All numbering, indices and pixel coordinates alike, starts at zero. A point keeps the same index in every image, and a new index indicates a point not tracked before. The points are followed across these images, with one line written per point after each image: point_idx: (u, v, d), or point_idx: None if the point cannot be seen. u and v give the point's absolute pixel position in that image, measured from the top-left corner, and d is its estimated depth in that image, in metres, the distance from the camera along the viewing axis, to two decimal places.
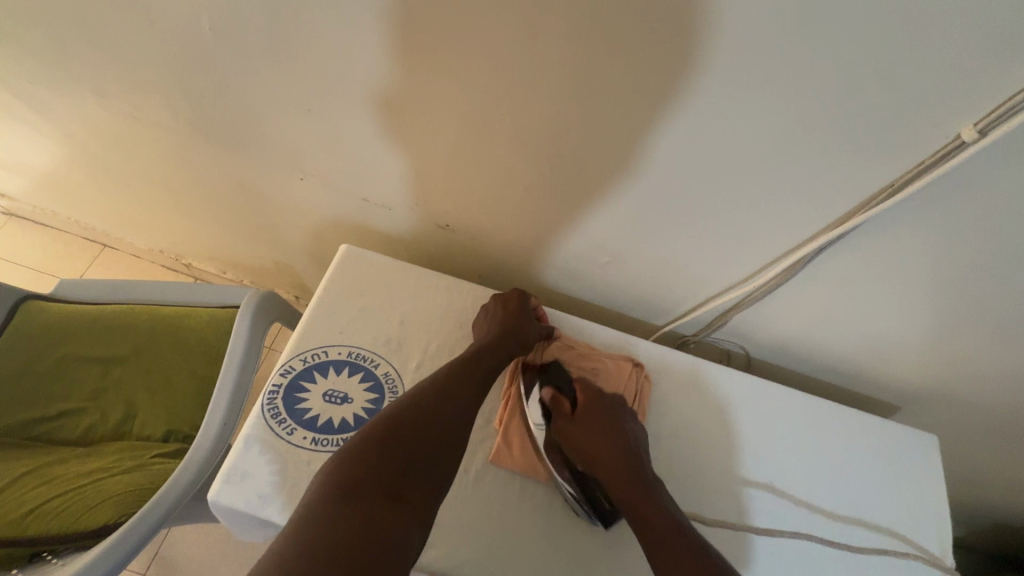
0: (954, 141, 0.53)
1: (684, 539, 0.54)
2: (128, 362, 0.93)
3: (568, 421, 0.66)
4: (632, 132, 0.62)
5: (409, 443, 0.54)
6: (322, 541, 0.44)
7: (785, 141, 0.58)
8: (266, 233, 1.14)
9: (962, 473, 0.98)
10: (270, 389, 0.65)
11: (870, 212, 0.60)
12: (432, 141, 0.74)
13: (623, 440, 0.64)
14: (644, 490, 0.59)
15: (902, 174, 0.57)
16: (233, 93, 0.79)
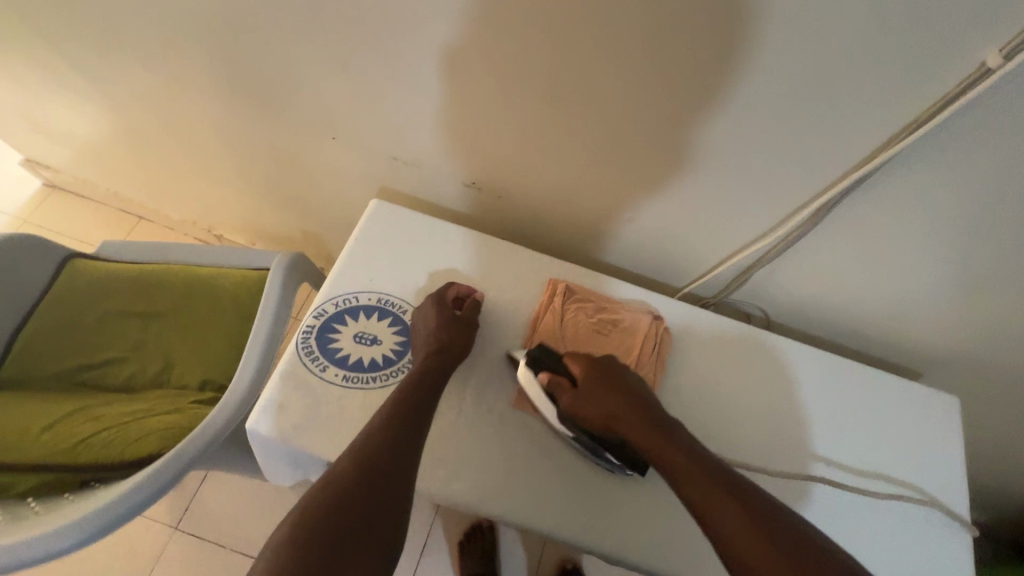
0: (977, 69, 0.51)
1: (714, 476, 0.53)
2: (167, 317, 0.99)
3: (569, 395, 0.63)
4: (650, 73, 0.61)
5: (375, 460, 0.54)
6: None
7: (807, 85, 0.56)
8: (296, 199, 1.17)
9: (991, 443, 0.96)
10: (304, 329, 0.69)
11: (895, 149, 0.58)
12: (457, 95, 0.75)
13: (631, 394, 0.62)
14: (662, 438, 0.57)
15: (925, 109, 0.55)
16: (267, 52, 0.81)
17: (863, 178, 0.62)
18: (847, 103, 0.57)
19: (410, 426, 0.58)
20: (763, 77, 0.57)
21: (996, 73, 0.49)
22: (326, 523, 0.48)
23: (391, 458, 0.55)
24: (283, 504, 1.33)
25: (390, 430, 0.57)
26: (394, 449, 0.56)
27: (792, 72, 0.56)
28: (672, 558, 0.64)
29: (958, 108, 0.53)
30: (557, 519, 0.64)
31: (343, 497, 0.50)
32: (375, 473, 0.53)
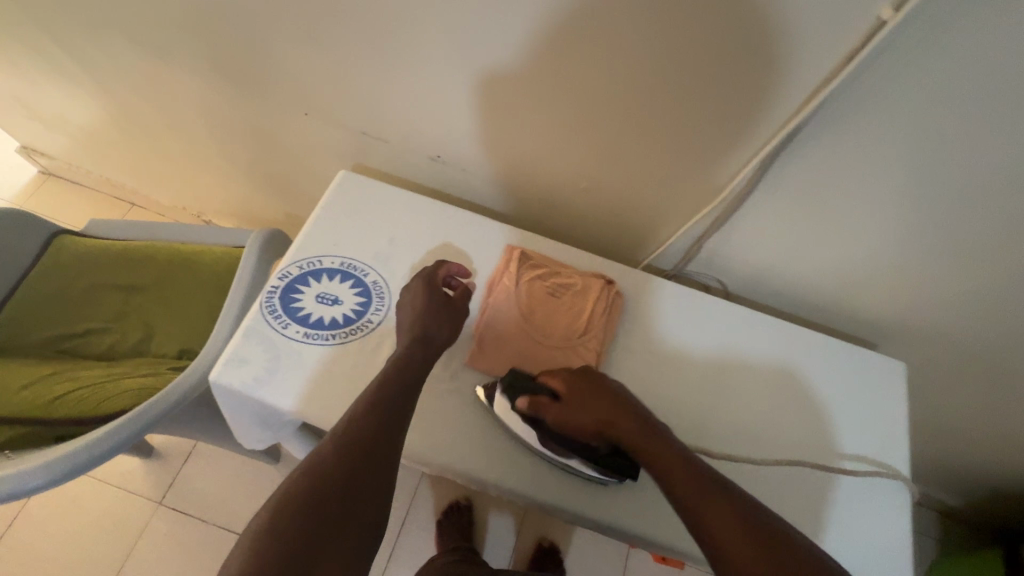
0: (876, 24, 0.53)
1: (704, 479, 0.54)
2: (149, 290, 1.03)
3: (555, 408, 0.64)
4: (581, 35, 0.64)
5: (360, 446, 0.55)
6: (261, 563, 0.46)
7: (729, 45, 0.59)
8: (276, 179, 1.20)
9: (945, 399, 1.00)
10: (270, 289, 0.72)
11: (811, 106, 0.60)
12: (416, 63, 0.77)
13: (619, 400, 0.63)
14: (653, 443, 0.58)
15: (836, 67, 0.58)
16: (238, 28, 0.84)
17: (788, 138, 0.65)
18: (774, 64, 0.60)
19: (397, 411, 0.60)
20: (679, 34, 0.60)
21: (887, 24, 0.52)
22: (310, 506, 0.51)
23: (374, 445, 0.56)
24: (266, 479, 1.36)
25: (375, 415, 0.58)
26: (378, 435, 0.57)
27: (709, 30, 0.59)
28: (614, 505, 0.66)
29: (861, 62, 0.55)
30: (505, 468, 0.67)
31: (326, 485, 0.52)
32: (360, 460, 0.55)
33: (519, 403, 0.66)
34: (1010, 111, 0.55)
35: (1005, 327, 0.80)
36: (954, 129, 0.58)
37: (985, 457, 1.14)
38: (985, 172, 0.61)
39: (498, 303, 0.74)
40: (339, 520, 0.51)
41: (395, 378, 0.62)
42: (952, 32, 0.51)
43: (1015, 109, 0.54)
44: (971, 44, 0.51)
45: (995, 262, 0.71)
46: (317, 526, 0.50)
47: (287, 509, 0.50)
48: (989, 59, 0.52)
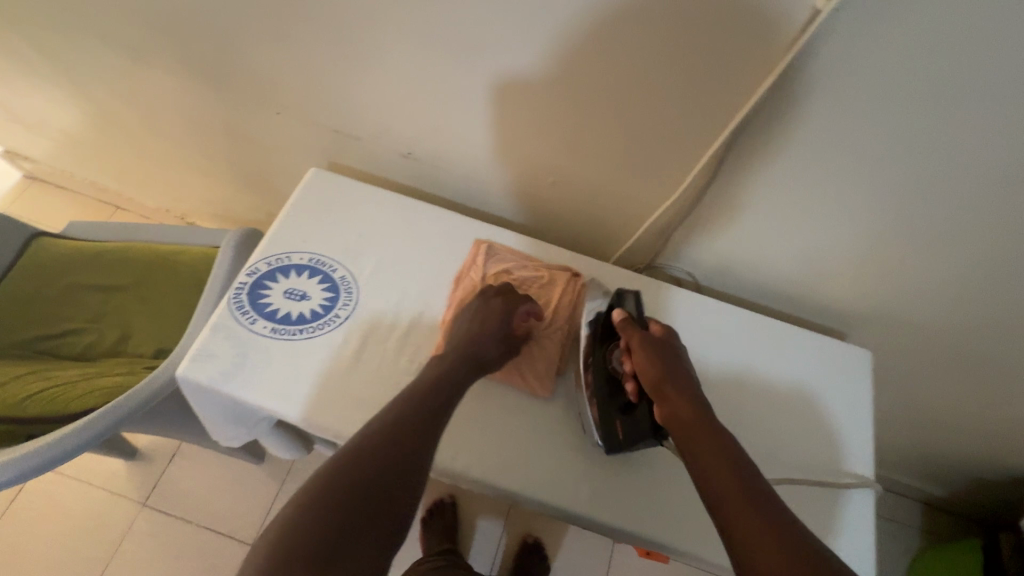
0: (813, 13, 0.55)
1: (741, 477, 0.53)
2: (127, 291, 1.03)
3: (632, 338, 0.66)
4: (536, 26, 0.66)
5: (391, 448, 0.56)
6: (296, 542, 0.48)
7: (679, 33, 0.61)
8: (255, 179, 1.20)
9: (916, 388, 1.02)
10: (238, 285, 0.73)
11: (759, 95, 0.62)
12: (381, 59, 0.78)
13: (688, 380, 0.62)
14: (698, 426, 0.58)
15: (779, 57, 0.59)
16: (207, 28, 0.85)
17: (742, 126, 0.66)
18: (724, 51, 0.61)
19: (430, 416, 0.60)
20: (628, 22, 0.62)
21: (821, 12, 0.53)
22: (338, 503, 0.51)
23: (406, 448, 0.56)
24: (251, 479, 1.36)
25: (408, 418, 0.59)
26: (411, 436, 0.57)
27: (658, 18, 0.60)
28: (581, 493, 0.67)
29: (802, 47, 0.56)
30: (471, 457, 0.67)
31: (355, 490, 0.52)
32: (391, 461, 0.55)
33: (618, 313, 0.69)
34: (952, 93, 0.56)
35: (969, 312, 0.81)
36: (901, 112, 0.59)
37: (963, 445, 1.15)
38: (934, 155, 0.62)
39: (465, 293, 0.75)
40: (366, 520, 0.51)
41: (429, 385, 0.63)
42: (886, 16, 0.52)
43: (956, 91, 0.56)
44: (906, 26, 0.52)
45: (950, 246, 0.72)
46: (346, 523, 0.50)
47: (316, 504, 0.51)
48: (926, 42, 0.53)
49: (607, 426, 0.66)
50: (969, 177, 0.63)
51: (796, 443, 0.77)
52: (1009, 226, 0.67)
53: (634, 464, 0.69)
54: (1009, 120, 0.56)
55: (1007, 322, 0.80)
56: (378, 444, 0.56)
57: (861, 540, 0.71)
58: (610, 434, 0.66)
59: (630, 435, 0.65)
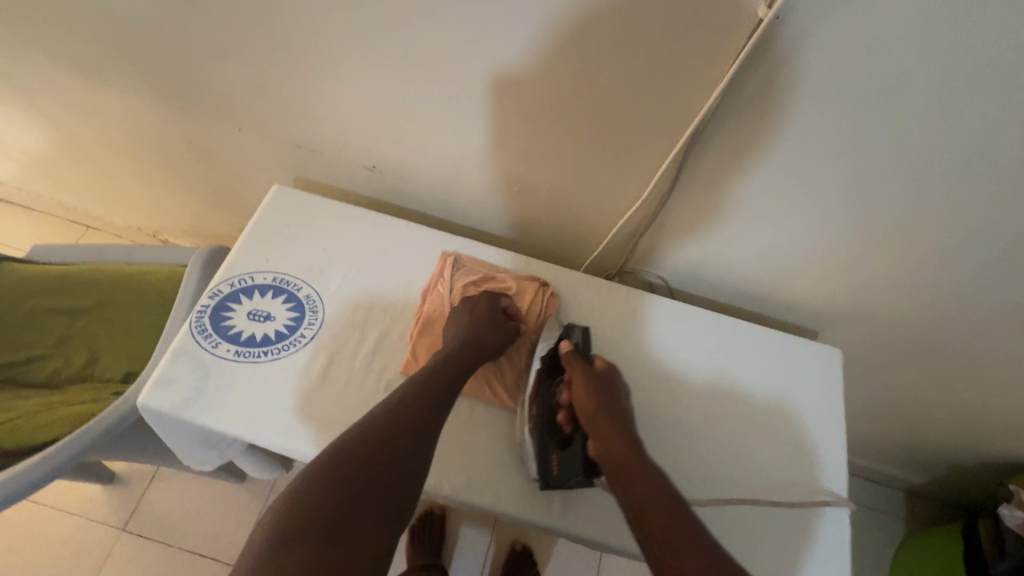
0: (756, 21, 0.55)
1: (672, 513, 0.53)
2: (92, 313, 1.01)
3: (573, 372, 0.67)
4: (489, 37, 0.66)
5: (383, 460, 0.54)
6: (322, 491, 0.51)
7: (632, 40, 0.61)
8: (222, 195, 1.19)
9: (886, 381, 1.03)
10: (200, 308, 0.71)
11: (713, 101, 0.62)
12: (339, 73, 0.78)
13: (621, 415, 0.63)
14: (630, 463, 0.59)
15: (729, 64, 0.60)
16: (162, 45, 0.84)
17: (699, 131, 0.67)
18: (677, 57, 0.61)
19: (422, 427, 0.58)
20: (580, 30, 0.62)
21: (764, 20, 0.54)
22: (322, 515, 0.50)
23: (398, 461, 0.55)
24: (233, 499, 1.34)
25: (400, 428, 0.57)
26: (403, 448, 0.56)
27: (611, 27, 0.60)
28: (553, 504, 0.67)
29: (751, 54, 0.57)
30: (441, 473, 0.67)
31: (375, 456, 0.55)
32: (381, 473, 0.53)
33: (563, 346, 0.70)
34: (898, 93, 0.57)
35: (930, 305, 0.83)
36: (851, 113, 0.60)
37: (935, 434, 1.17)
38: (886, 155, 0.63)
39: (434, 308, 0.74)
40: (350, 534, 0.50)
41: (433, 385, 0.63)
42: (829, 21, 0.53)
43: (901, 93, 0.57)
44: (850, 29, 0.53)
45: (908, 242, 0.73)
46: (327, 535, 0.49)
47: (298, 515, 0.50)
48: (869, 46, 0.54)
49: (544, 460, 0.66)
50: (920, 175, 0.64)
51: (767, 451, 0.77)
52: (962, 221, 0.68)
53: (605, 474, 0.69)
54: (954, 119, 0.58)
55: (968, 314, 0.82)
56: (367, 455, 0.54)
57: (834, 549, 0.71)
58: (546, 468, 0.66)
59: (566, 471, 0.65)
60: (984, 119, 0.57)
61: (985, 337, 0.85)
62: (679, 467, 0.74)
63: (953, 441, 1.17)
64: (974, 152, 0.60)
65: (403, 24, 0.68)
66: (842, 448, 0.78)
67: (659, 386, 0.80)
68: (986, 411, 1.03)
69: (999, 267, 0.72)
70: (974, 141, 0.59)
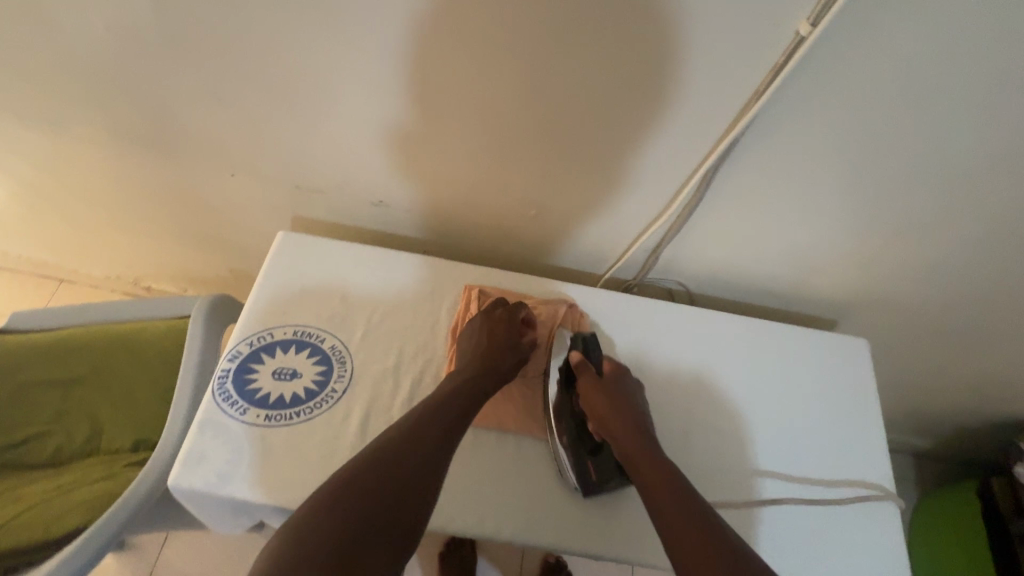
0: (795, 38, 0.54)
1: (690, 511, 0.54)
2: (88, 381, 0.94)
3: (586, 379, 0.68)
4: (511, 69, 0.63)
5: (398, 471, 0.54)
6: (381, 456, 0.55)
7: (660, 64, 0.59)
8: (213, 240, 1.13)
9: (899, 363, 1.06)
10: (221, 373, 0.67)
11: (749, 117, 0.60)
12: (343, 114, 0.74)
13: (637, 417, 0.65)
14: (651, 465, 0.60)
15: (764, 80, 0.58)
16: (146, 96, 0.78)
17: (729, 147, 0.65)
18: (707, 75, 0.59)
19: (438, 443, 0.58)
20: (607, 58, 0.59)
21: (808, 39, 0.52)
22: (343, 527, 0.49)
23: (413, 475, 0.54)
24: (252, 550, 1.30)
25: (413, 441, 0.57)
26: (416, 462, 0.55)
27: (642, 53, 0.58)
28: (617, 533, 0.66)
29: (791, 70, 0.55)
30: (499, 516, 0.65)
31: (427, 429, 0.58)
32: (430, 441, 0.57)
33: (572, 356, 0.70)
34: (931, 98, 0.57)
35: (949, 290, 0.84)
36: (882, 118, 0.60)
37: (944, 406, 1.21)
38: (914, 156, 0.64)
39: (467, 339, 0.70)
40: (372, 546, 0.49)
41: (472, 374, 0.66)
42: (865, 33, 0.52)
43: (932, 98, 0.57)
44: (888, 39, 0.52)
45: (926, 236, 0.75)
46: (348, 546, 0.48)
47: (318, 528, 0.48)
48: (905, 55, 0.53)
49: (580, 468, 0.66)
50: (946, 171, 0.65)
51: (812, 453, 0.79)
52: (983, 212, 0.70)
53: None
54: (984, 118, 0.58)
55: (980, 298, 0.85)
56: (381, 470, 0.53)
57: (887, 543, 0.74)
58: (584, 475, 0.65)
59: (604, 474, 0.66)
60: (1013, 116, 0.57)
61: (996, 317, 0.88)
62: (730, 480, 0.76)
63: (962, 411, 1.22)
64: (1002, 148, 0.61)
65: (414, 60, 0.64)
66: (882, 441, 0.81)
67: (696, 398, 0.81)
68: (999, 381, 1.07)
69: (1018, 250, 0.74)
70: (1002, 137, 0.60)
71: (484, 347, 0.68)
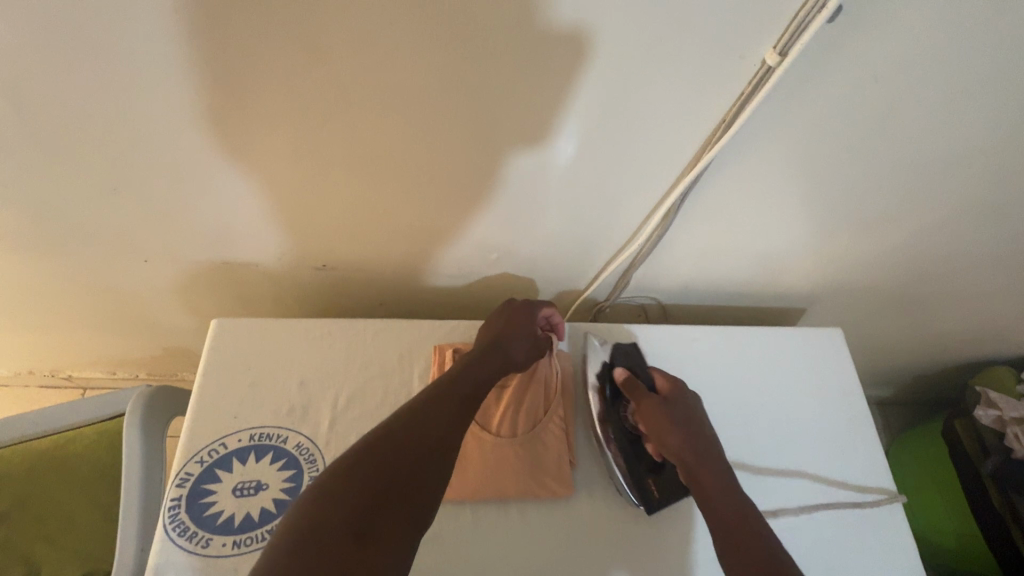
0: (762, 67, 0.52)
1: (756, 537, 0.53)
2: (10, 518, 0.81)
3: (642, 398, 0.67)
4: (472, 123, 0.59)
5: (411, 445, 0.53)
6: (395, 432, 0.53)
7: (622, 102, 0.56)
8: (137, 324, 1.01)
9: (862, 336, 1.10)
10: (171, 503, 0.59)
11: (715, 149, 0.60)
12: (269, 182, 0.66)
13: (700, 436, 0.63)
14: (719, 490, 0.58)
15: (729, 109, 0.57)
16: (24, 193, 0.67)
17: (697, 177, 0.65)
18: (670, 105, 0.57)
19: (461, 405, 0.59)
20: (569, 104, 0.56)
21: (776, 69, 0.51)
22: (374, 473, 0.50)
23: (438, 429, 0.55)
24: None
25: (437, 402, 0.57)
26: (442, 418, 0.56)
27: (606, 96, 0.56)
28: None
29: (758, 100, 0.54)
30: None
31: (438, 408, 0.57)
32: (441, 417, 0.56)
33: (618, 373, 0.71)
34: (888, 106, 0.57)
35: (906, 270, 0.87)
36: (839, 130, 0.60)
37: (903, 363, 1.27)
38: (870, 159, 0.64)
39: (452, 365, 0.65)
40: (403, 489, 0.50)
41: (472, 376, 0.62)
42: (821, 56, 0.51)
43: (885, 107, 0.57)
44: (849, 56, 0.51)
45: (883, 225, 0.76)
46: (390, 493, 0.49)
47: (362, 479, 0.49)
48: (859, 73, 0.53)
49: (641, 486, 0.66)
50: (905, 167, 0.66)
51: (810, 454, 0.79)
52: (934, 200, 0.71)
53: (691, 522, 0.67)
54: (938, 119, 0.59)
55: (932, 273, 0.88)
56: (413, 431, 0.54)
57: (894, 538, 0.74)
58: (646, 496, 0.65)
59: (666, 489, 0.66)
60: (967, 113, 0.58)
61: (947, 287, 0.92)
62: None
63: (918, 367, 1.29)
64: (953, 144, 0.62)
65: (356, 122, 0.59)
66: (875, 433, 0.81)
67: None
68: (950, 337, 1.13)
69: (968, 228, 0.77)
70: (957, 132, 0.60)
71: (470, 369, 0.62)
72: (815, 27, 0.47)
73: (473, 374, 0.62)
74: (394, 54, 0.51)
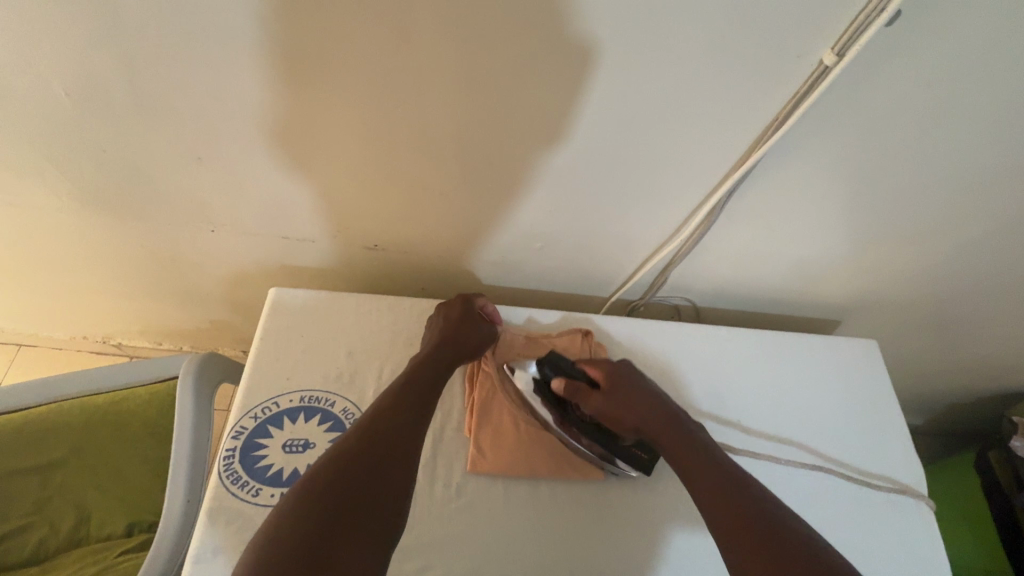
0: (818, 67, 0.54)
1: (732, 482, 0.55)
2: (68, 463, 0.85)
3: (586, 396, 0.66)
4: (530, 114, 0.62)
5: (347, 480, 0.51)
6: (328, 469, 0.51)
7: (676, 97, 0.59)
8: (191, 295, 1.07)
9: (896, 354, 1.09)
10: (226, 452, 0.63)
11: (765, 147, 0.62)
12: (335, 163, 0.71)
13: (655, 406, 0.65)
14: (689, 450, 0.60)
15: (783, 107, 0.59)
16: (113, 157, 0.72)
17: (743, 175, 0.67)
18: (724, 101, 0.59)
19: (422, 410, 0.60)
20: (625, 93, 0.59)
21: (833, 68, 0.53)
22: (318, 519, 0.47)
23: (382, 469, 0.52)
24: None
25: (342, 476, 0.51)
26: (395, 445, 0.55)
27: (662, 90, 0.58)
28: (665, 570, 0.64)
29: (813, 100, 0.56)
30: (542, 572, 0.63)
31: (378, 426, 0.56)
32: (380, 438, 0.55)
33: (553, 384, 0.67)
34: (939, 114, 0.58)
35: (945, 288, 0.87)
36: (887, 137, 0.61)
37: (936, 388, 1.25)
38: (916, 170, 0.65)
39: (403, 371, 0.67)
40: (355, 530, 0.48)
41: (427, 376, 0.64)
42: (874, 61, 0.53)
43: (935, 117, 0.58)
44: (904, 62, 0.53)
45: (925, 239, 0.77)
46: (330, 535, 0.47)
47: (300, 525, 0.47)
48: (909, 81, 0.55)
49: (628, 456, 0.67)
50: (950, 179, 0.66)
51: (841, 458, 0.79)
52: (978, 216, 0.72)
53: None
54: (988, 132, 0.60)
55: (971, 293, 0.88)
56: (349, 461, 0.52)
57: (924, 543, 0.74)
58: (635, 459, 0.68)
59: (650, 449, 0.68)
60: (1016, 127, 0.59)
61: (986, 308, 0.92)
62: None
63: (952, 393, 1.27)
64: (1001, 159, 0.63)
65: (417, 106, 0.62)
66: (909, 443, 0.81)
67: (722, 418, 0.80)
68: (988, 363, 1.11)
69: (1013, 247, 0.77)
70: (1007, 145, 0.61)
71: (420, 358, 0.66)
72: (873, 30, 0.49)
73: (420, 369, 0.65)
74: (466, 46, 0.55)
